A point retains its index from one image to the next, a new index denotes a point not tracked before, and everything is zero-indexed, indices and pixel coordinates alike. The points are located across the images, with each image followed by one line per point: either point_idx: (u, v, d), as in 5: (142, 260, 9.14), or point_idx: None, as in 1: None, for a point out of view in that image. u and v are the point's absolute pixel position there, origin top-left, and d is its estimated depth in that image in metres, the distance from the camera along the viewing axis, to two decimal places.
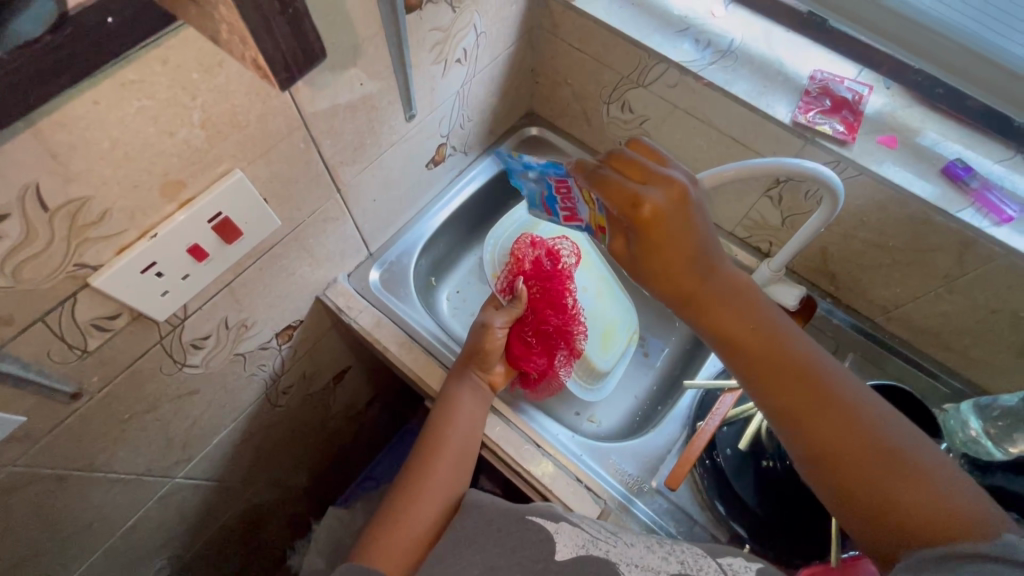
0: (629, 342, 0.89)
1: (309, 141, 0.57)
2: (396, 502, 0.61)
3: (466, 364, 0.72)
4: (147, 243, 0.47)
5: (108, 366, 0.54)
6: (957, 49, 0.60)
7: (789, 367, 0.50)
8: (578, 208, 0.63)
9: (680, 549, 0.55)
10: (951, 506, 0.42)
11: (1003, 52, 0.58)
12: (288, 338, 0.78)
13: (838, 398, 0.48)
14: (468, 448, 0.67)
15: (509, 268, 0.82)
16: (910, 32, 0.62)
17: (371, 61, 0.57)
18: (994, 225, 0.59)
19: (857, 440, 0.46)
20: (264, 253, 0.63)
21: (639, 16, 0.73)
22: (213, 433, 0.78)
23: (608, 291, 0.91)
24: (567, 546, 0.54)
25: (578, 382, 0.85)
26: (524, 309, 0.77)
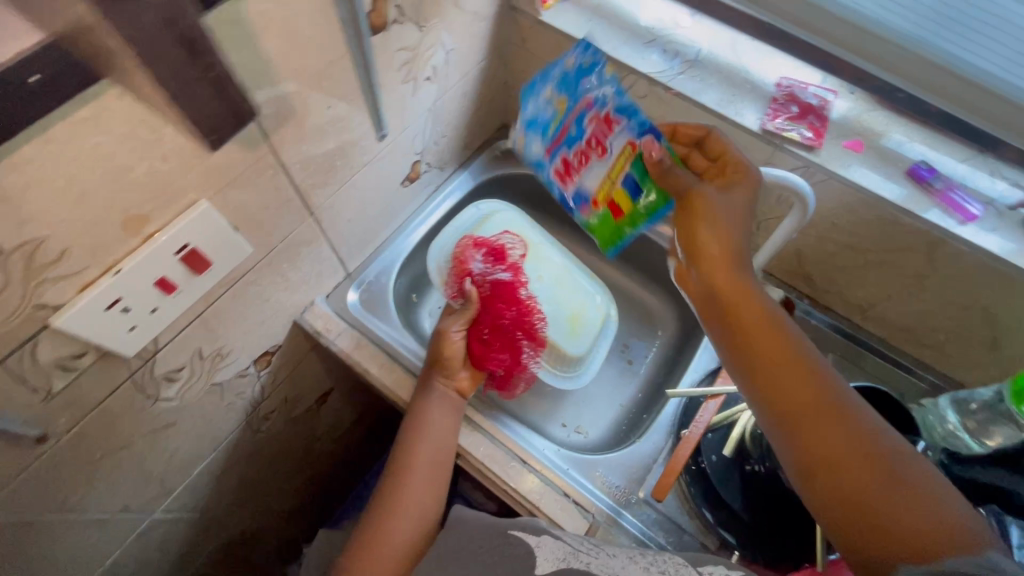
0: (598, 325, 0.85)
1: (278, 166, 0.56)
2: (372, 524, 0.62)
3: (429, 372, 0.72)
4: (110, 280, 0.46)
5: (76, 406, 0.52)
6: (907, 55, 0.61)
7: (795, 368, 0.51)
8: (582, 174, 0.65)
9: (661, 560, 0.54)
10: (946, 524, 0.41)
11: (951, 58, 0.59)
12: (266, 364, 0.77)
13: (840, 404, 0.49)
14: (441, 462, 0.67)
15: (454, 269, 0.79)
16: (860, 38, 0.63)
17: (339, 83, 0.57)
18: (960, 224, 0.61)
19: (854, 445, 0.47)
20: (237, 281, 0.62)
21: (606, 29, 0.74)
22: (192, 465, 0.76)
23: (567, 276, 0.87)
24: (548, 560, 0.52)
25: (552, 377, 0.83)
26: (478, 309, 0.74)
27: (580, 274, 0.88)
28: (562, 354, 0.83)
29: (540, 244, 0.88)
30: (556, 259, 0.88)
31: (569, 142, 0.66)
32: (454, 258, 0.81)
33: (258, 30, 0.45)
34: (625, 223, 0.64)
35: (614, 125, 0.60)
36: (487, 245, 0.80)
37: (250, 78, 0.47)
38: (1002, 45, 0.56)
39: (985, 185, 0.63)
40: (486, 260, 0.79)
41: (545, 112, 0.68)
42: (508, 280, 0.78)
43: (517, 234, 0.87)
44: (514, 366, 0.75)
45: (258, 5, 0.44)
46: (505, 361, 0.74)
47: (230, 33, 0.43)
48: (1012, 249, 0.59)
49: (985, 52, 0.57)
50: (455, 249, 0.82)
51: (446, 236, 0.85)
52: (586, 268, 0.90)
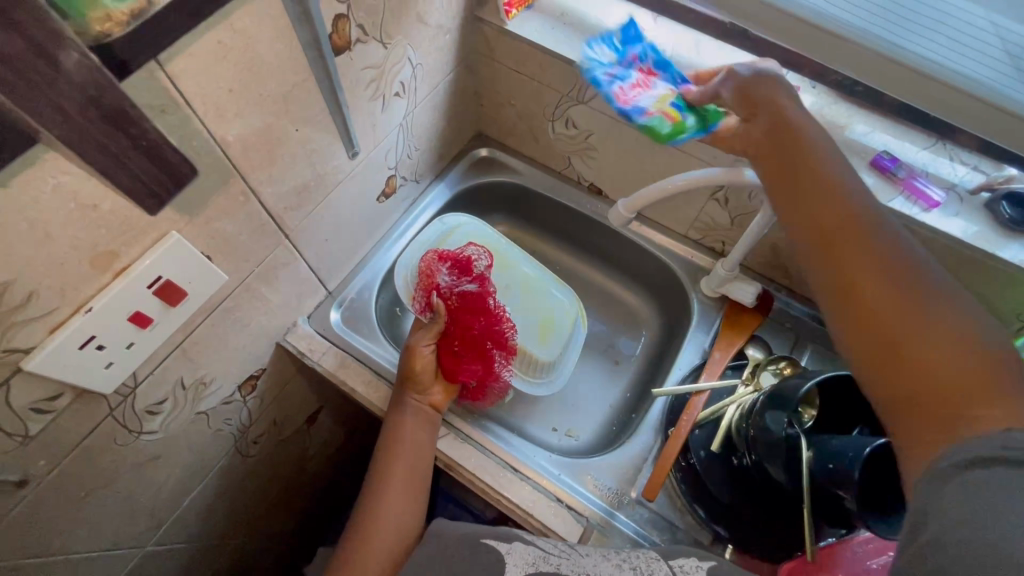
0: (569, 330, 0.87)
1: (248, 191, 0.56)
2: (354, 539, 0.63)
3: (402, 390, 0.71)
4: (81, 318, 0.45)
5: (55, 447, 0.52)
6: (866, 52, 0.59)
7: (860, 235, 0.47)
8: (641, 98, 0.66)
9: (634, 556, 0.57)
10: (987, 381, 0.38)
11: (900, 50, 0.58)
12: (252, 389, 0.76)
13: (910, 270, 0.45)
14: (418, 474, 0.68)
15: (421, 284, 0.78)
16: (816, 37, 0.61)
17: (305, 106, 0.57)
18: (924, 211, 0.63)
19: (902, 311, 0.42)
20: (215, 308, 0.61)
21: (571, 36, 0.75)
22: (181, 495, 0.75)
23: (534, 282, 0.90)
24: (517, 566, 0.54)
25: (529, 387, 0.83)
26: (445, 322, 0.73)
27: (546, 279, 0.90)
28: (535, 362, 0.84)
29: (504, 252, 0.90)
30: (522, 270, 0.90)
31: (621, 79, 0.68)
32: (419, 273, 0.80)
33: (216, 60, 0.45)
34: (681, 128, 0.65)
35: (655, 78, 0.69)
36: (452, 258, 0.79)
37: (211, 108, 0.47)
38: (944, 36, 0.57)
39: (945, 170, 0.66)
40: (452, 274, 0.78)
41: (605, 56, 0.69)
42: (476, 290, 0.77)
43: (480, 243, 0.88)
44: (486, 377, 0.76)
45: (216, 37, 0.43)
46: (477, 371, 0.74)
47: (186, 66, 0.42)
48: (973, 231, 0.62)
49: (931, 43, 0.57)
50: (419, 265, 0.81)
51: (412, 253, 0.84)
52: (552, 274, 0.91)
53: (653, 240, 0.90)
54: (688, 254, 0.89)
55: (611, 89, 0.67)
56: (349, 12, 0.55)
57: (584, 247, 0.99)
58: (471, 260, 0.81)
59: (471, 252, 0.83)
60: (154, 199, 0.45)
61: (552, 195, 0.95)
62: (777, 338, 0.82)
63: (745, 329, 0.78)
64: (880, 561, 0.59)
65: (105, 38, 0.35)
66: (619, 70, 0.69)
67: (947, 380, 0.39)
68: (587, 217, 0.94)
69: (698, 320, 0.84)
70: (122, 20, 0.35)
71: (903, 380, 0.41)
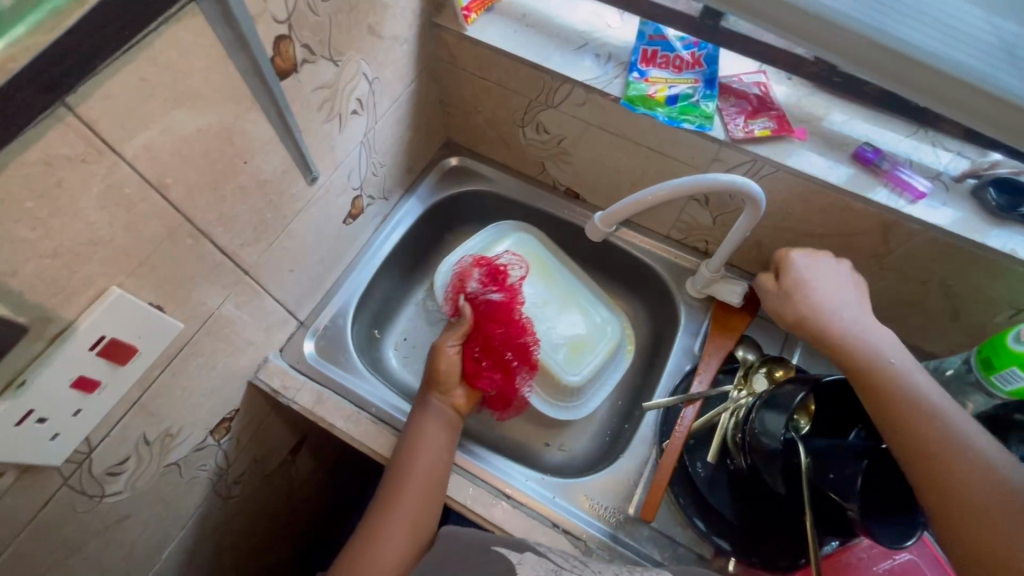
0: (608, 352, 0.85)
1: (197, 234, 0.52)
2: (357, 548, 0.59)
3: (425, 390, 0.70)
4: (14, 394, 0.41)
5: (4, 528, 0.47)
6: (850, 36, 0.55)
7: (915, 411, 0.51)
8: (666, 70, 0.68)
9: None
10: None
11: (895, 36, 0.54)
12: (226, 431, 0.73)
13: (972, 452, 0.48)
14: (434, 477, 0.63)
15: (450, 288, 0.81)
16: (800, 17, 0.56)
17: (252, 136, 0.53)
18: (910, 203, 0.61)
19: (982, 494, 0.45)
20: (173, 357, 0.57)
21: (536, 38, 0.71)
22: (159, 548, 0.71)
23: (573, 299, 0.88)
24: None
25: (552, 408, 0.82)
26: (470, 326, 0.74)
27: (583, 296, 0.89)
28: (561, 386, 0.82)
29: (545, 260, 0.90)
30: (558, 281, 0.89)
31: (663, 47, 0.70)
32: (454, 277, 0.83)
33: (140, 100, 0.40)
34: (654, 105, 0.66)
35: (696, 67, 0.69)
36: (486, 264, 0.82)
37: (143, 152, 0.43)
38: (935, 29, 0.54)
39: (928, 157, 0.64)
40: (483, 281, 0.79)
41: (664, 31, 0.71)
42: (502, 300, 0.78)
43: (521, 254, 0.89)
44: (506, 387, 0.75)
45: (138, 73, 0.39)
46: (496, 380, 0.73)
47: (104, 111, 0.38)
48: (962, 220, 0.60)
49: (927, 35, 0.54)
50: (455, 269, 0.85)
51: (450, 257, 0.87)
52: (597, 293, 0.90)
53: (635, 243, 0.87)
54: (672, 255, 0.86)
55: (643, 47, 0.70)
56: (291, 31, 0.51)
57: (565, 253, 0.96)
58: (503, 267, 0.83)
59: (506, 262, 0.85)
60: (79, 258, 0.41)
61: (528, 202, 0.92)
62: (768, 338, 0.79)
63: (734, 329, 0.77)
64: (886, 566, 0.60)
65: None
66: (671, 39, 0.70)
67: None
68: (566, 223, 0.91)
69: (686, 322, 0.82)
70: None
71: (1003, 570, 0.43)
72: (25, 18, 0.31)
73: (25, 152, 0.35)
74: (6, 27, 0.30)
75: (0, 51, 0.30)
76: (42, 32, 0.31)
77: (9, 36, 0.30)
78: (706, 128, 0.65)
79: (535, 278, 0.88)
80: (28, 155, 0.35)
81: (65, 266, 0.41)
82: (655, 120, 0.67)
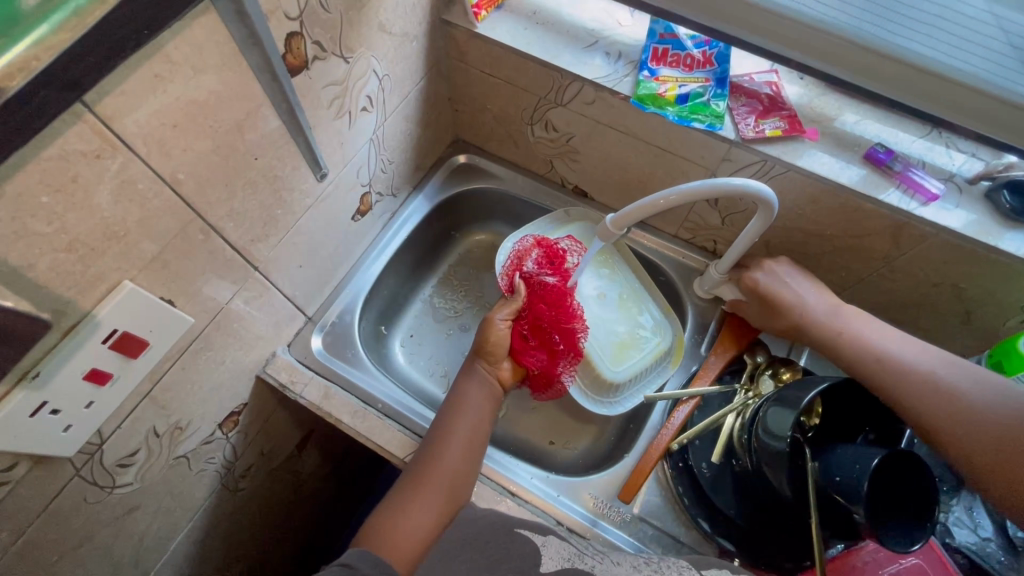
0: (655, 356, 0.78)
1: (208, 229, 0.53)
2: (395, 504, 0.59)
3: (473, 357, 0.72)
4: (28, 386, 0.42)
5: (18, 517, 0.48)
6: (857, 50, 0.58)
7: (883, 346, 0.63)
8: (676, 69, 0.68)
9: (665, 565, 0.53)
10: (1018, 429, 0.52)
11: (898, 49, 0.57)
12: (234, 425, 0.73)
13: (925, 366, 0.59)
14: (473, 444, 0.64)
15: (508, 262, 0.79)
16: (808, 36, 0.59)
17: (263, 132, 0.53)
18: (922, 205, 0.60)
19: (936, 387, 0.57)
20: (183, 352, 0.58)
21: (546, 35, 0.71)
22: (168, 539, 0.72)
23: (632, 298, 0.82)
24: (552, 558, 0.52)
25: (587, 401, 0.77)
26: (524, 304, 0.75)
27: (642, 296, 0.82)
28: (600, 379, 0.76)
29: (613, 258, 0.84)
30: (624, 275, 0.83)
31: (674, 46, 0.69)
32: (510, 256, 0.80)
33: (156, 98, 0.41)
34: (664, 104, 0.66)
35: (707, 65, 0.69)
36: (546, 245, 0.79)
37: (156, 148, 0.43)
38: (940, 33, 0.56)
39: (941, 159, 0.63)
40: (540, 262, 0.77)
41: (676, 28, 0.71)
42: (556, 283, 0.76)
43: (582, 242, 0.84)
44: (550, 369, 0.74)
45: (153, 70, 0.40)
46: (541, 360, 0.73)
47: (120, 107, 0.39)
48: (974, 223, 0.59)
49: (929, 40, 0.56)
50: (514, 247, 0.81)
51: (512, 234, 0.84)
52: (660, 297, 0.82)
53: (642, 242, 0.87)
54: (680, 255, 0.86)
55: (654, 45, 0.69)
56: (303, 29, 0.51)
57: None
58: (564, 252, 0.80)
59: (565, 246, 0.81)
60: (90, 250, 0.42)
61: (535, 199, 0.92)
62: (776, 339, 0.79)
63: (742, 331, 0.77)
64: (893, 569, 0.59)
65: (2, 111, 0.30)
66: (682, 38, 0.70)
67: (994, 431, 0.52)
68: None
69: (693, 322, 0.82)
70: None
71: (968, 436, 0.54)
72: (48, 18, 0.31)
73: (43, 150, 0.36)
74: (30, 25, 0.31)
75: (25, 51, 0.30)
76: (65, 31, 0.31)
77: (34, 35, 0.30)
78: (716, 127, 0.64)
79: (596, 269, 0.83)
80: (45, 149, 0.36)
81: (77, 259, 0.41)
82: (665, 119, 0.66)
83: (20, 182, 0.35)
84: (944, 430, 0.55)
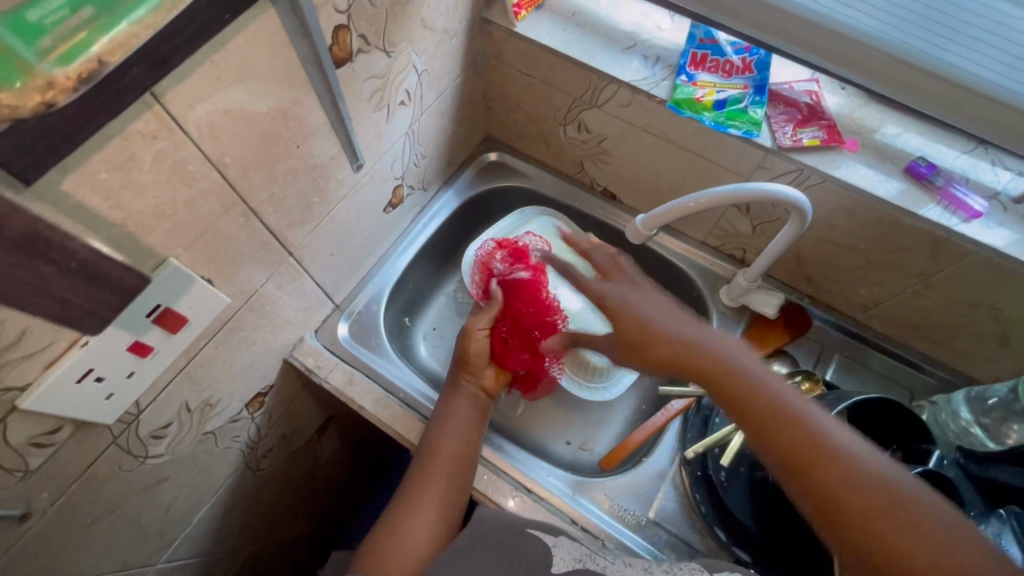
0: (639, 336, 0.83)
1: (249, 213, 0.54)
2: (391, 521, 0.60)
3: (455, 373, 0.71)
4: (78, 352, 0.44)
5: (58, 479, 0.50)
6: (907, 68, 0.58)
7: (745, 384, 0.51)
8: (715, 74, 0.68)
9: (676, 568, 0.53)
10: (863, 493, 0.43)
11: (950, 67, 0.56)
12: (259, 405, 0.75)
13: (783, 406, 0.49)
14: (464, 458, 0.65)
15: (476, 270, 0.81)
16: (857, 52, 0.59)
17: (307, 122, 0.55)
18: (964, 221, 0.59)
19: (784, 430, 0.47)
20: (218, 330, 0.59)
21: (584, 37, 0.71)
22: (192, 512, 0.74)
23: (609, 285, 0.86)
24: (563, 558, 0.52)
25: (578, 390, 0.83)
26: (501, 308, 0.74)
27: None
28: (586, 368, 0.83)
29: (575, 243, 0.88)
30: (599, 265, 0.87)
31: (714, 51, 0.69)
32: (478, 263, 0.82)
33: (211, 83, 0.42)
34: (701, 109, 0.66)
35: (746, 72, 0.68)
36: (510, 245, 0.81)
37: (207, 132, 0.45)
38: (994, 52, 0.54)
39: (986, 176, 0.62)
40: (507, 261, 0.79)
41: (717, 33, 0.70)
42: (529, 278, 0.77)
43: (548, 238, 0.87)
44: (536, 367, 0.77)
45: (210, 57, 0.41)
46: (525, 359, 0.75)
47: (178, 90, 0.40)
48: (1018, 242, 0.58)
49: (982, 59, 0.55)
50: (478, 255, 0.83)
51: (472, 245, 0.87)
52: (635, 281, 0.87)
53: (669, 247, 0.87)
54: (707, 262, 0.85)
55: (692, 51, 0.69)
56: (350, 22, 0.52)
57: None
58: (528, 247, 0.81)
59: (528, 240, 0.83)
60: (142, 227, 0.44)
61: (563, 200, 0.92)
62: (802, 351, 0.79)
63: (770, 342, 0.77)
64: None
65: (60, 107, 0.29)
66: (722, 44, 0.70)
67: (849, 487, 0.43)
68: (599, 222, 0.91)
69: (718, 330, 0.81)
70: (67, 86, 0.28)
71: (809, 480, 0.45)
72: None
73: (110, 132, 0.38)
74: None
75: (126, 30, 0.30)
76: (161, 12, 0.32)
77: (132, 15, 0.30)
78: (752, 134, 0.64)
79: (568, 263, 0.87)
80: (111, 130, 0.37)
81: (130, 234, 0.43)
82: (701, 125, 0.66)
83: (84, 157, 0.37)
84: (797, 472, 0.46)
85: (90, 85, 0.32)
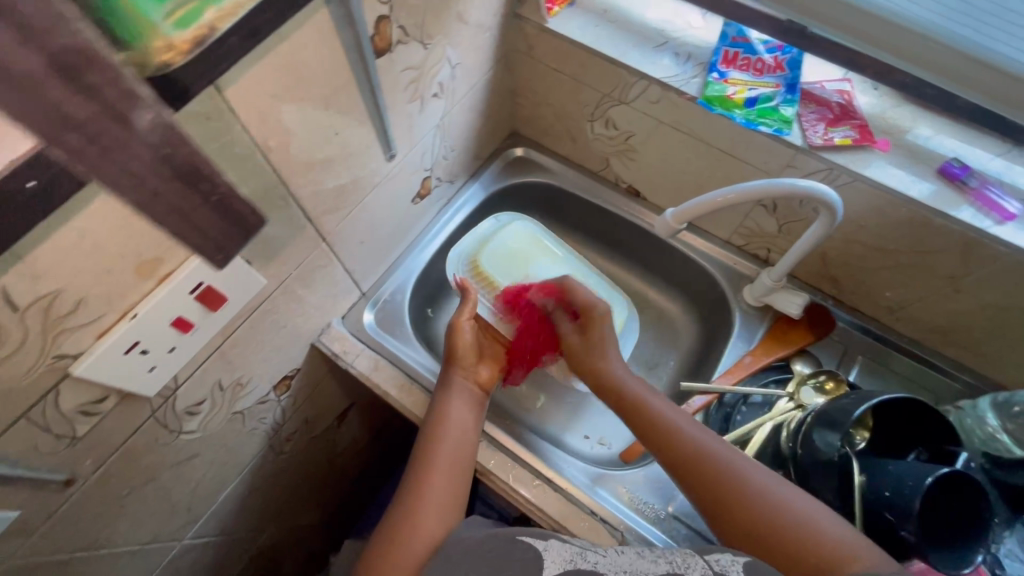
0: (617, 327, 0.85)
1: (289, 197, 0.56)
2: (398, 512, 0.59)
3: (447, 369, 0.72)
4: (127, 324, 0.45)
5: (100, 447, 0.52)
6: (954, 56, 0.57)
7: (651, 410, 0.64)
8: (746, 73, 0.68)
9: (670, 551, 0.51)
10: (738, 491, 0.55)
11: (998, 56, 0.55)
12: (286, 388, 0.77)
13: (674, 426, 0.61)
14: (460, 456, 0.65)
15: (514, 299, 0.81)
16: (901, 39, 0.58)
17: (347, 110, 0.56)
18: (997, 224, 0.59)
19: (678, 447, 0.60)
20: (253, 311, 0.61)
21: (615, 33, 0.72)
22: (218, 491, 0.76)
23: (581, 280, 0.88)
24: (553, 562, 0.49)
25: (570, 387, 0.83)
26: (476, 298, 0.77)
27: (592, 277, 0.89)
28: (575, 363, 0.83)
29: (544, 240, 0.90)
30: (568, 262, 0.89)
31: (746, 50, 0.69)
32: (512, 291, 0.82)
33: (263, 68, 0.44)
34: (732, 106, 0.66)
35: (777, 70, 0.69)
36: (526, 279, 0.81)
37: (256, 116, 0.46)
38: None
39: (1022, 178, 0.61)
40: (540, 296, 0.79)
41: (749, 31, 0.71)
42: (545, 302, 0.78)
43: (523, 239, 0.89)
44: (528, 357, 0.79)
45: (265, 43, 0.43)
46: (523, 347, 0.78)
47: (232, 74, 0.42)
48: None
49: None
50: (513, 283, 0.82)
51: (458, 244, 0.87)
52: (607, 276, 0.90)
53: (693, 245, 0.87)
54: (731, 261, 0.86)
55: (723, 49, 0.70)
56: (391, 13, 0.54)
57: (618, 249, 0.97)
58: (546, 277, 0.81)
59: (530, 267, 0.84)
60: None
61: (587, 196, 0.93)
62: (826, 351, 0.78)
63: (792, 342, 0.77)
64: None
65: (164, 68, 0.32)
66: (754, 42, 0.70)
67: (727, 487, 0.56)
68: (623, 219, 0.92)
69: (741, 328, 0.81)
70: (183, 48, 0.32)
71: (701, 482, 0.57)
72: None
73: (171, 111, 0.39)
74: None
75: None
76: None
77: None
78: (783, 133, 0.64)
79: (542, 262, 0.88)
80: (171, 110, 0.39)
81: None
82: (732, 122, 0.66)
83: None
84: (691, 481, 0.58)
85: (189, 53, 0.33)
